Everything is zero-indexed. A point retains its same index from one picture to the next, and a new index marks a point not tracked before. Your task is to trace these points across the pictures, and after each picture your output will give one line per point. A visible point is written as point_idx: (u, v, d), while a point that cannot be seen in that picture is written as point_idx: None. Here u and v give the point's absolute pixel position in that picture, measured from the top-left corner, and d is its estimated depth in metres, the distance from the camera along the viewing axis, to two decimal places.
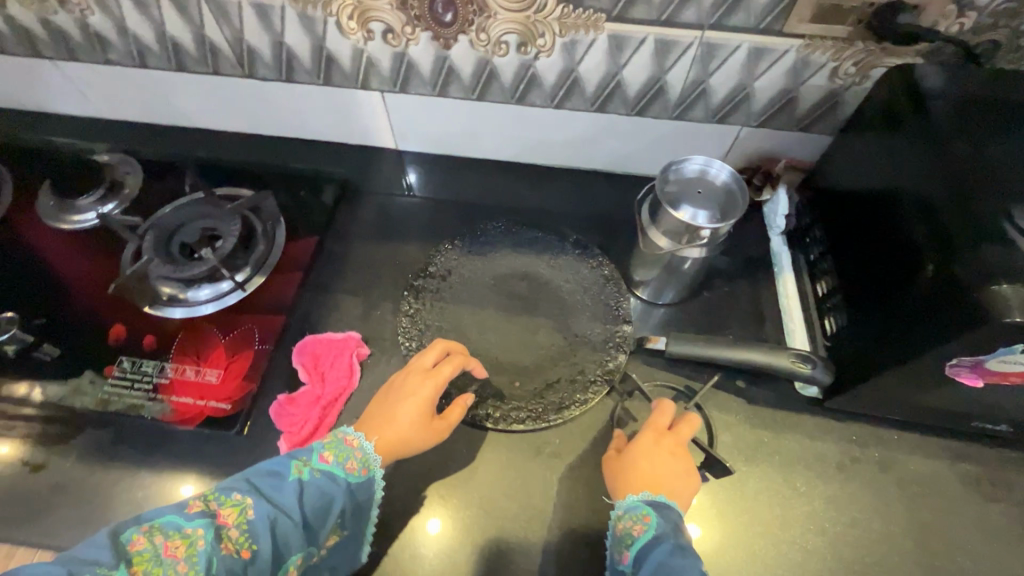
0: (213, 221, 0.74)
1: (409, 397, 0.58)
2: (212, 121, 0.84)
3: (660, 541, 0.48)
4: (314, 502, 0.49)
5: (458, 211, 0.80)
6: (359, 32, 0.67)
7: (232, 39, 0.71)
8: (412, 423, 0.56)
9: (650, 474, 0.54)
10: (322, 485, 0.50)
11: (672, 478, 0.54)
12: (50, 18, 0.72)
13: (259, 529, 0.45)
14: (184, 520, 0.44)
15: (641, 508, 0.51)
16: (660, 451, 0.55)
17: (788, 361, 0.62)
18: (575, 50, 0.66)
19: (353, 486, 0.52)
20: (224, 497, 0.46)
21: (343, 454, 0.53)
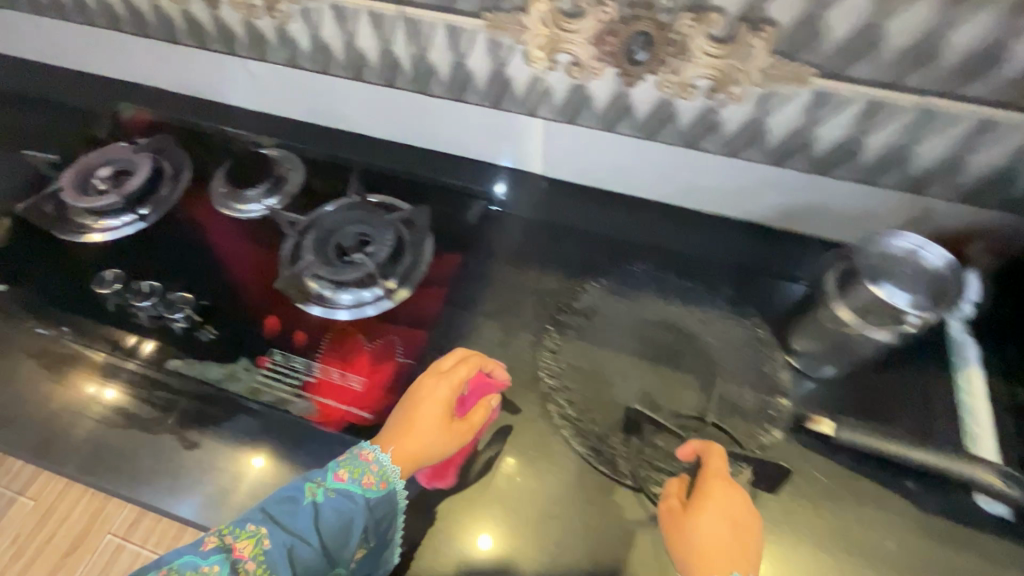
0: (366, 228, 0.76)
1: (425, 400, 0.57)
2: (371, 128, 0.87)
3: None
4: (332, 525, 0.50)
5: (601, 246, 0.78)
6: (545, 61, 0.67)
7: (416, 55, 0.73)
8: (433, 427, 0.56)
9: (722, 545, 0.49)
10: (337, 505, 0.51)
11: (745, 543, 0.50)
12: (254, 22, 0.77)
13: (275, 559, 0.48)
14: (200, 559, 0.47)
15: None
16: (732, 512, 0.51)
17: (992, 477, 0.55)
18: (768, 103, 0.62)
19: (373, 501, 0.53)
20: (239, 529, 0.49)
21: (359, 470, 0.53)
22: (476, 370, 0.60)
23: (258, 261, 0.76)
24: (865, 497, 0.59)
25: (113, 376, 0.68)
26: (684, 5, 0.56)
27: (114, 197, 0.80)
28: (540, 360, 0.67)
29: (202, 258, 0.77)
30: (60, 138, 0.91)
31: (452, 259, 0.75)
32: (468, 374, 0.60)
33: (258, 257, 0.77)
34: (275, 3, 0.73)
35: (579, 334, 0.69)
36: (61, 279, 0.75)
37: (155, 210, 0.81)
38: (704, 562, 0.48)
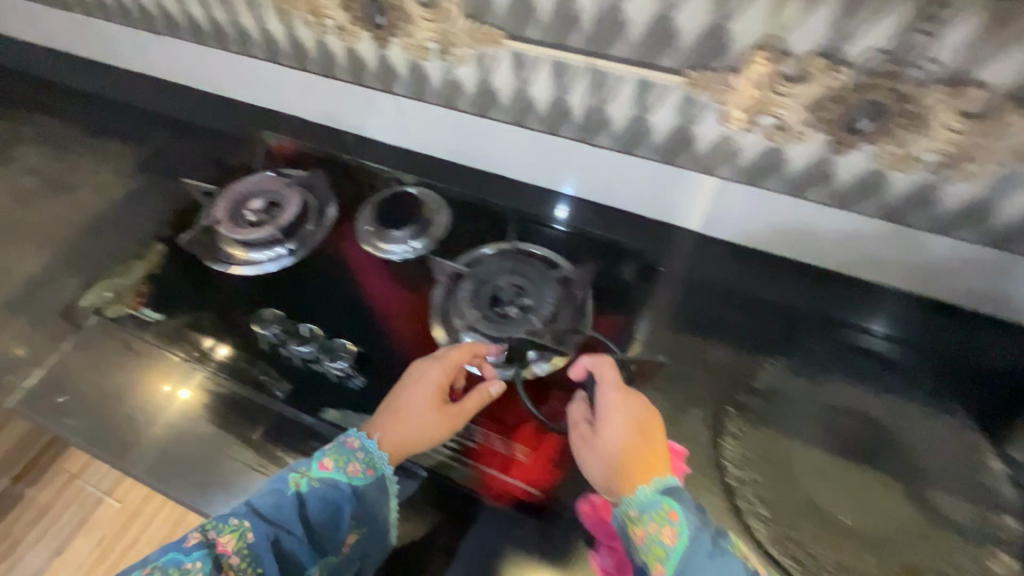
0: (520, 279, 0.73)
1: (419, 385, 0.62)
2: (520, 171, 0.84)
3: (696, 540, 0.47)
4: (317, 512, 0.54)
5: (770, 317, 0.73)
6: (743, 122, 0.62)
7: (592, 106, 0.69)
8: (419, 413, 0.60)
9: (640, 457, 0.54)
10: (322, 494, 0.54)
11: (653, 448, 0.56)
12: (422, 63, 0.76)
13: (258, 551, 0.51)
14: (184, 555, 0.50)
15: (660, 504, 0.50)
16: (637, 420, 0.58)
17: None
18: (1009, 184, 0.56)
19: (358, 487, 0.56)
20: (222, 525, 0.52)
21: (343, 459, 0.57)
22: (468, 354, 0.65)
23: (409, 307, 0.74)
24: None
25: (192, 375, 0.70)
26: (936, 78, 0.51)
27: (266, 230, 0.80)
28: (722, 447, 0.61)
29: (352, 301, 0.76)
30: (211, 163, 0.93)
31: (610, 319, 0.71)
32: (463, 358, 0.64)
33: (408, 302, 0.75)
34: (450, 47, 0.72)
35: (761, 417, 0.63)
36: (214, 310, 0.75)
37: (303, 246, 0.81)
38: (623, 472, 0.54)
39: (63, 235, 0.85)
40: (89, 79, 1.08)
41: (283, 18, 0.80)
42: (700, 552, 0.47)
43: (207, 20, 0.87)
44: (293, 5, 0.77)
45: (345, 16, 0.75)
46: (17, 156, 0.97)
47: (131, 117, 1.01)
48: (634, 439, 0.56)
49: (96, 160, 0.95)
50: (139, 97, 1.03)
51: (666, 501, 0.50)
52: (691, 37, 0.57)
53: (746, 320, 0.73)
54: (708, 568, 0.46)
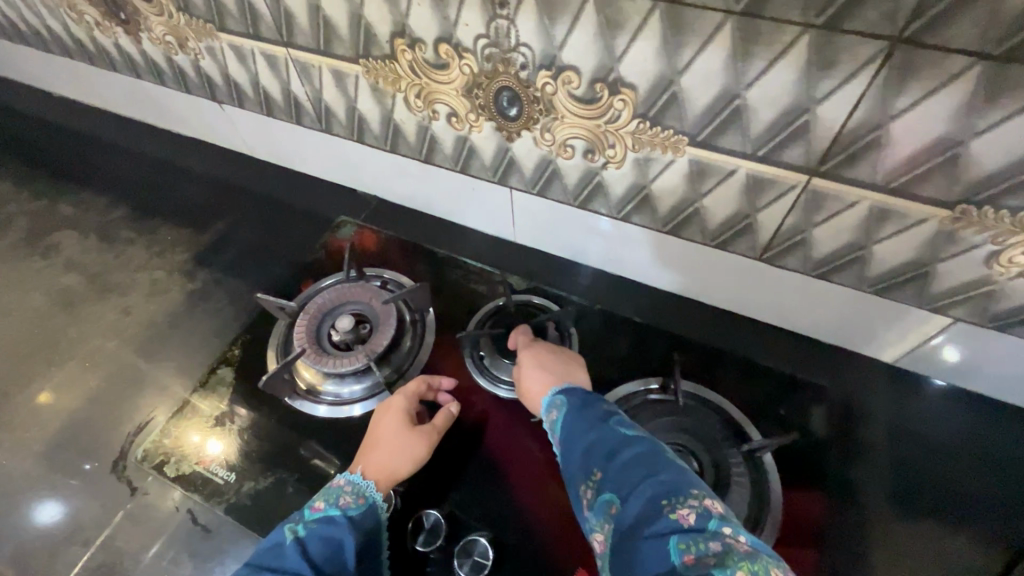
0: (688, 441, 0.56)
1: (385, 412, 0.59)
2: (659, 279, 0.70)
3: (560, 396, 0.52)
4: (320, 552, 0.47)
5: (1017, 498, 0.55)
6: (1019, 269, 0.47)
7: (789, 226, 0.54)
8: (391, 437, 0.56)
9: (542, 374, 0.57)
10: (322, 531, 0.48)
11: (558, 367, 0.57)
12: (556, 160, 0.61)
13: None
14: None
15: (548, 396, 0.53)
16: (539, 353, 0.59)
17: None
18: None
19: (357, 518, 0.50)
20: None
21: (334, 496, 0.52)
22: (425, 379, 0.62)
23: (543, 470, 0.59)
24: None
25: (223, 427, 0.63)
26: None
27: (358, 358, 0.64)
28: None
29: (470, 457, 0.60)
30: (280, 257, 0.79)
31: (808, 497, 0.55)
32: (420, 388, 0.61)
33: (540, 467, 0.59)
34: (602, 146, 0.57)
35: None
36: (300, 467, 0.61)
37: (400, 374, 0.66)
38: (533, 395, 0.56)
39: (114, 353, 0.72)
40: (138, 145, 0.95)
41: (379, 98, 0.66)
42: (568, 402, 0.51)
43: (282, 93, 0.73)
44: (397, 87, 0.63)
45: (462, 102, 0.60)
46: (61, 244, 0.84)
47: (186, 193, 0.88)
48: (539, 363, 0.58)
49: (148, 251, 0.82)
50: (195, 170, 0.90)
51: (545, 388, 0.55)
52: (991, 169, 0.41)
53: (985, 500, 0.56)
54: (567, 407, 0.51)
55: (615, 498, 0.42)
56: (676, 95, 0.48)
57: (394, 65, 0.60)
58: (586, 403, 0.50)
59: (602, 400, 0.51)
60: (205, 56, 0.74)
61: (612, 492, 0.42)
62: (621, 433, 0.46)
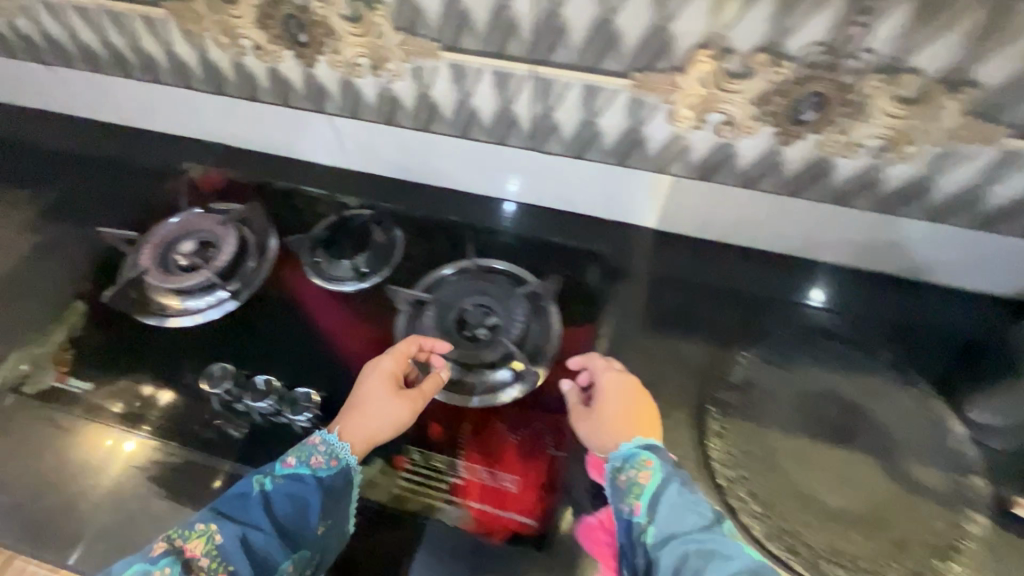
0: (488, 299, 0.70)
1: (372, 374, 0.61)
2: (475, 184, 0.81)
3: (670, 482, 0.50)
4: (285, 508, 0.50)
5: (737, 310, 0.72)
6: (691, 121, 0.62)
7: (538, 114, 0.67)
8: (379, 401, 0.59)
9: (631, 411, 0.58)
10: (287, 490, 0.51)
11: (645, 417, 0.58)
12: (354, 81, 0.71)
13: (230, 552, 0.47)
14: (150, 564, 0.46)
15: (639, 454, 0.52)
16: (626, 395, 0.60)
17: None
18: (946, 162, 0.58)
19: (324, 479, 0.53)
20: (189, 532, 0.48)
21: (307, 454, 0.54)
22: (414, 343, 0.64)
23: (367, 341, 0.70)
24: None
25: (135, 426, 0.64)
26: (875, 66, 0.52)
27: (201, 275, 0.72)
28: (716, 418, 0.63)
29: (306, 340, 0.70)
30: (127, 205, 0.84)
31: (580, 329, 0.70)
32: (409, 349, 0.63)
33: (368, 338, 0.70)
34: (383, 62, 0.67)
35: (741, 411, 0.63)
36: (152, 371, 0.68)
37: (246, 286, 0.74)
38: (613, 432, 0.56)
39: None
40: None
41: (191, 40, 0.72)
42: (673, 488, 0.49)
43: (102, 48, 0.78)
44: (201, 26, 0.70)
45: (261, 34, 0.68)
46: None
47: (28, 159, 0.90)
48: (624, 397, 0.59)
49: None
50: (35, 137, 0.92)
51: (643, 452, 0.53)
52: (635, 41, 0.56)
53: (714, 315, 0.73)
54: (678, 499, 0.49)
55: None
56: (416, 6, 0.59)
57: (192, 5, 0.67)
58: (704, 509, 0.48)
59: (711, 507, 0.49)
60: (19, 16, 0.77)
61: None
62: (748, 558, 0.44)
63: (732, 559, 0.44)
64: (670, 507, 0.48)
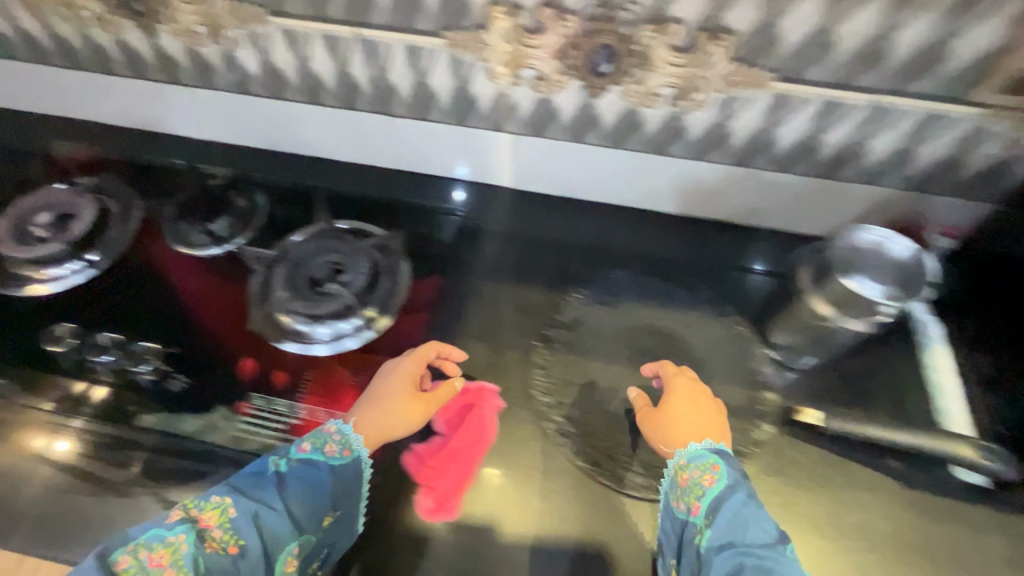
0: (340, 256, 0.73)
1: (392, 373, 0.63)
2: (335, 151, 0.82)
3: (735, 491, 0.52)
4: (300, 493, 0.52)
5: (578, 259, 0.77)
6: (508, 77, 0.67)
7: (376, 77, 0.71)
8: (398, 399, 0.60)
9: (697, 414, 0.59)
10: (301, 474, 0.53)
11: (711, 418, 0.59)
12: (199, 50, 0.73)
13: (243, 527, 0.48)
14: (166, 530, 0.47)
15: (707, 457, 0.55)
16: (692, 396, 0.61)
17: (953, 446, 0.60)
18: (732, 106, 0.64)
19: (335, 467, 0.55)
20: (203, 503, 0.49)
21: (320, 441, 0.56)
22: (432, 350, 0.66)
23: (220, 303, 0.72)
24: (833, 472, 0.61)
25: (66, 424, 0.63)
26: (645, 17, 0.57)
27: (54, 245, 0.74)
28: (544, 350, 0.69)
29: (162, 304, 0.72)
30: None
31: (429, 281, 0.74)
32: (428, 355, 0.66)
33: (222, 298, 0.72)
34: (220, 29, 0.69)
35: (567, 347, 0.69)
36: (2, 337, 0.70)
37: (105, 254, 0.75)
38: (679, 431, 0.58)
39: None
40: None
41: (33, 13, 0.73)
42: (741, 498, 0.51)
43: None
44: None
45: (99, 5, 0.70)
46: None
47: None
48: (693, 401, 0.60)
49: None
50: None
51: (713, 458, 0.55)
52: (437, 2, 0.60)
53: (557, 263, 0.78)
54: (745, 511, 0.50)
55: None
56: None
57: None
58: (767, 525, 0.50)
59: (777, 527, 0.50)
60: None
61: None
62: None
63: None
64: (733, 516, 0.50)
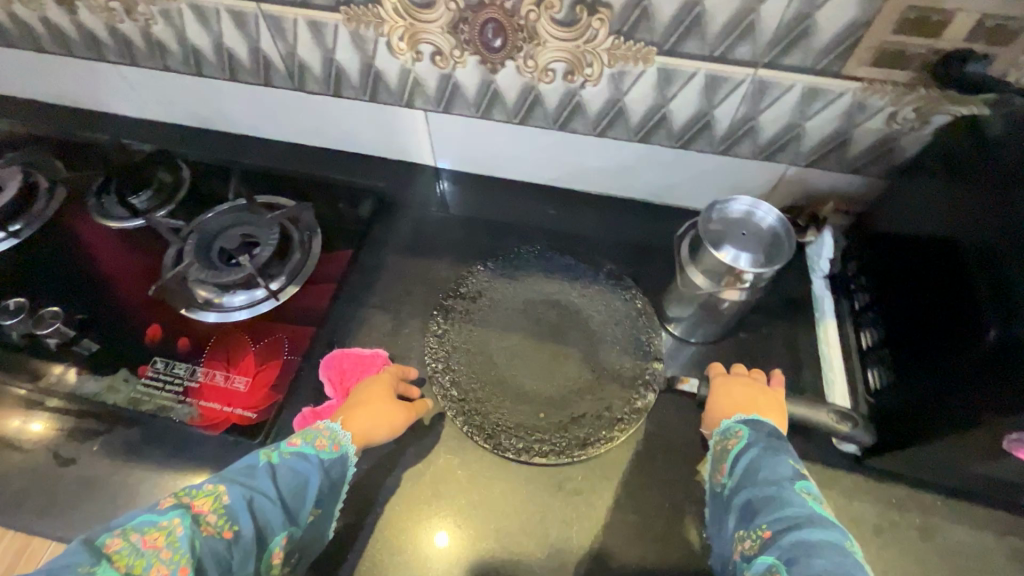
0: (252, 228, 0.74)
1: (370, 381, 0.63)
2: (262, 128, 0.86)
3: (753, 446, 0.53)
4: (289, 483, 0.51)
5: (492, 235, 0.80)
6: (408, 53, 0.68)
7: (285, 53, 0.72)
8: (381, 402, 0.61)
9: (735, 400, 0.59)
10: (292, 465, 0.52)
11: (751, 399, 0.59)
12: (117, 26, 0.75)
13: (237, 511, 0.47)
14: (157, 515, 0.44)
15: (733, 427, 0.56)
16: (737, 384, 0.61)
17: (829, 419, 0.58)
18: (622, 81, 0.65)
19: (326, 463, 0.54)
20: (195, 491, 0.47)
21: (310, 437, 0.55)
22: (402, 369, 0.66)
23: (135, 272, 0.74)
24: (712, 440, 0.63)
25: (40, 407, 0.65)
26: None
27: None
28: (439, 319, 0.71)
29: (79, 272, 0.74)
30: None
31: (340, 254, 0.76)
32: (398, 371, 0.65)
33: (138, 267, 0.75)
34: (133, 6, 0.71)
35: (466, 316, 0.71)
36: None
37: (30, 224, 0.78)
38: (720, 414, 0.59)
39: None
40: None
41: None
42: (755, 446, 0.53)
43: None
44: None
45: None
46: None
47: None
48: (729, 390, 0.61)
49: None
50: None
51: (738, 425, 0.56)
52: None
53: (470, 239, 0.80)
54: (762, 458, 0.51)
55: (784, 566, 0.42)
56: None
57: None
58: (783, 468, 0.50)
59: (797, 472, 0.50)
60: None
61: (776, 558, 0.43)
62: (811, 510, 0.46)
63: (791, 505, 0.46)
64: (749, 463, 0.51)
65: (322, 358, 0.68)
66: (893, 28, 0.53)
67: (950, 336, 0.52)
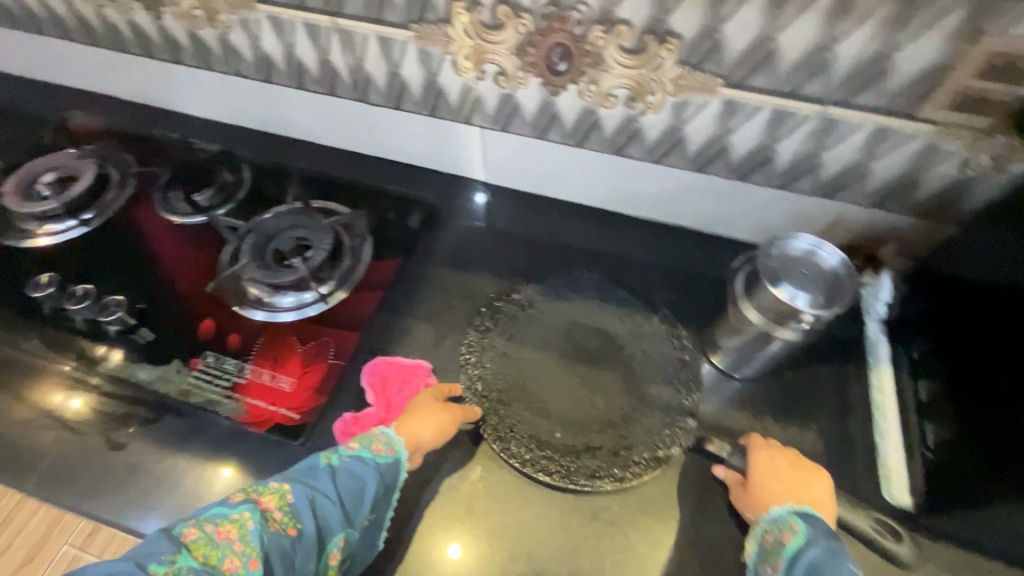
0: (306, 232, 0.76)
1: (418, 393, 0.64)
2: (320, 135, 0.88)
3: (812, 544, 0.51)
4: (347, 484, 0.52)
5: (538, 253, 0.80)
6: (472, 71, 0.69)
7: (353, 65, 0.75)
8: (429, 405, 0.61)
9: (783, 484, 0.56)
10: (349, 468, 0.53)
11: (799, 485, 0.56)
12: (197, 32, 0.78)
13: (300, 510, 0.49)
14: (229, 508, 0.48)
15: (785, 516, 0.54)
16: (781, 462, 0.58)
17: (868, 525, 0.57)
18: (684, 111, 0.65)
19: (382, 466, 0.54)
20: (263, 488, 0.51)
21: (367, 441, 0.56)
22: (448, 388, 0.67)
23: (191, 267, 0.77)
24: None
25: (81, 386, 0.68)
26: (594, 18, 0.59)
27: (53, 203, 0.80)
28: (487, 317, 0.73)
29: (141, 262, 0.78)
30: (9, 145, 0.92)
31: (388, 263, 0.77)
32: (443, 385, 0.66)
33: (195, 262, 0.77)
34: (215, 14, 0.75)
35: (510, 325, 0.72)
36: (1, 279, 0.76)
37: (99, 214, 0.82)
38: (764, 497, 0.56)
39: None
40: None
41: None
42: (813, 547, 0.50)
43: None
44: None
45: None
46: None
47: None
48: (774, 471, 0.58)
49: None
50: None
51: (791, 516, 0.54)
52: None
53: (515, 256, 0.80)
54: (823, 559, 0.49)
55: None
56: None
57: None
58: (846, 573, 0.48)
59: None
60: None
61: None
62: None
63: None
64: (808, 565, 0.49)
65: (365, 364, 0.68)
66: (976, 73, 0.52)
67: (1011, 394, 0.50)
